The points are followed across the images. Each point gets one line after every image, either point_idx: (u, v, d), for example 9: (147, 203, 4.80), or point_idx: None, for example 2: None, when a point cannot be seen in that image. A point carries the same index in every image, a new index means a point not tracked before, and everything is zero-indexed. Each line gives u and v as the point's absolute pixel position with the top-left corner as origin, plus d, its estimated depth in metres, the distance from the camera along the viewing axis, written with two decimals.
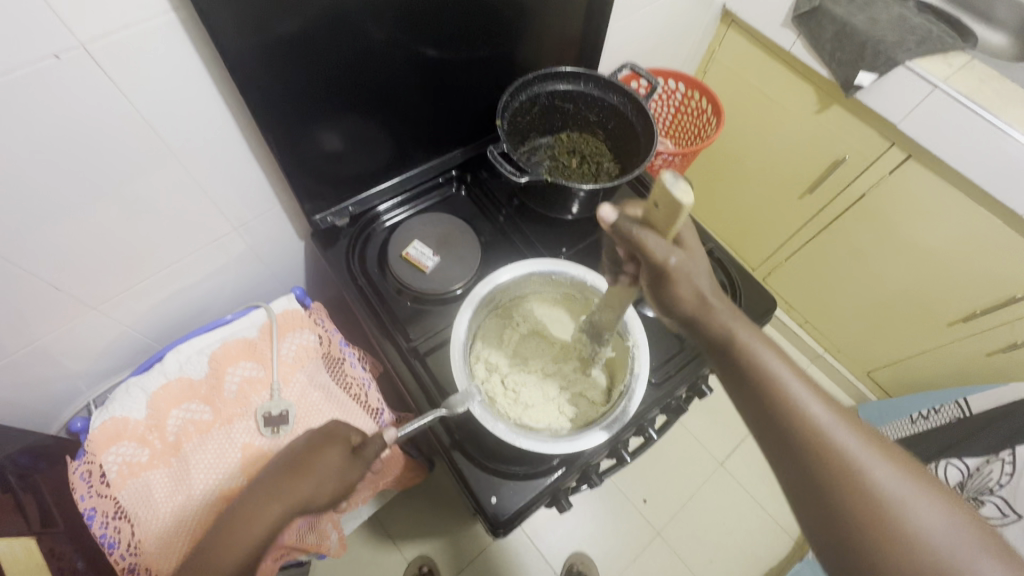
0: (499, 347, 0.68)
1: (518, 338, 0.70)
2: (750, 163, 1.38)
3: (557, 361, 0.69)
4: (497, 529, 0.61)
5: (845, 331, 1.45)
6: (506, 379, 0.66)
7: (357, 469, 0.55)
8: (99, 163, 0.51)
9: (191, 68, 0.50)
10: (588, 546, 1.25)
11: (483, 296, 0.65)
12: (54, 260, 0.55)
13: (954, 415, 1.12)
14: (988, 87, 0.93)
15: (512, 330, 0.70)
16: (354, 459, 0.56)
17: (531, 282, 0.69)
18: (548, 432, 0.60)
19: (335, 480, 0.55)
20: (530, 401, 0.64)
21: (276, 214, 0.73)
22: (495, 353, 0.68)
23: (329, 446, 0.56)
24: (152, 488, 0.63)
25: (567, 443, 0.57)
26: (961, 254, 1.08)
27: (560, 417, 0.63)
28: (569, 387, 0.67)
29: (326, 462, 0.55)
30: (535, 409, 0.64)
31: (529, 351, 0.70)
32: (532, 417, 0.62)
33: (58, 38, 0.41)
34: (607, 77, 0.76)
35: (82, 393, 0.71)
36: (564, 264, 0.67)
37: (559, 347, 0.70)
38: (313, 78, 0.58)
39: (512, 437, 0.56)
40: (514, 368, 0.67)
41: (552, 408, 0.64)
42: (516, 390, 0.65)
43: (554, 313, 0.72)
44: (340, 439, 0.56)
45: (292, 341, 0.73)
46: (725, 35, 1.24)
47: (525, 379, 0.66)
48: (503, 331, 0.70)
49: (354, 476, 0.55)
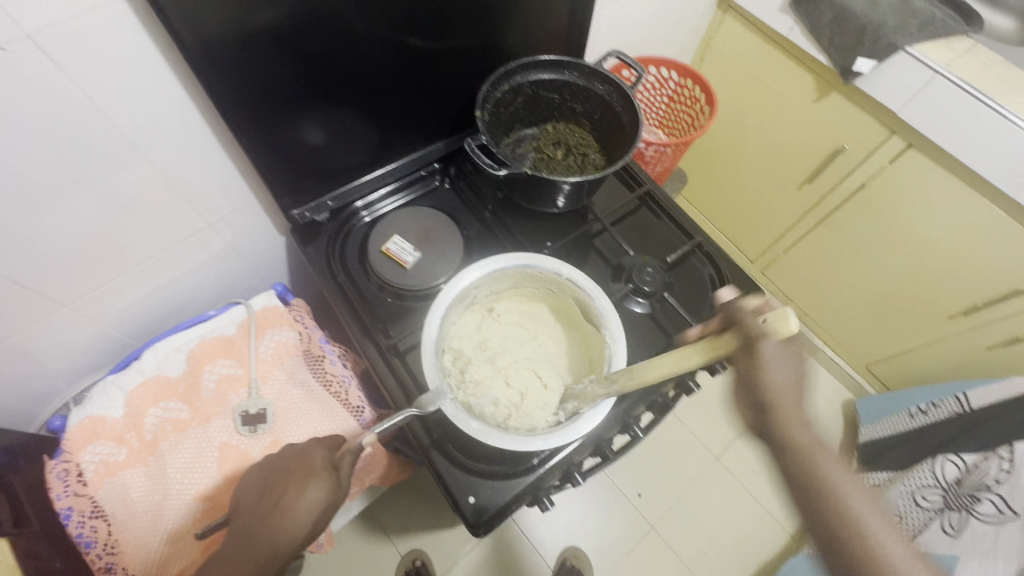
0: (469, 336, 0.67)
1: (494, 331, 0.68)
2: (749, 152, 1.35)
3: (524, 348, 0.67)
4: (477, 528, 0.60)
5: (844, 325, 1.43)
6: (471, 364, 0.63)
7: (343, 494, 0.52)
8: (59, 158, 0.50)
9: (150, 60, 0.49)
10: (582, 541, 1.24)
11: (455, 294, 0.63)
12: (21, 258, 0.54)
13: (953, 411, 1.11)
14: (992, 73, 0.90)
15: (488, 324, 0.68)
16: (339, 486, 0.52)
17: (507, 279, 0.68)
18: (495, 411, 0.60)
19: (324, 514, 0.50)
20: (481, 390, 0.61)
21: (254, 208, 0.72)
22: (465, 341, 0.66)
23: (309, 481, 0.51)
24: (129, 487, 0.63)
25: (515, 443, 0.55)
26: (963, 245, 1.05)
27: (504, 416, 0.60)
28: (524, 380, 0.63)
29: (311, 500, 0.50)
30: (484, 400, 0.61)
31: (504, 336, 0.68)
32: (477, 402, 0.60)
33: (4, 30, 0.39)
34: (592, 66, 0.74)
35: (61, 390, 0.71)
36: (539, 258, 0.66)
37: (530, 347, 0.68)
38: (287, 69, 0.56)
39: (485, 435, 0.55)
40: (479, 355, 0.65)
41: (499, 400, 0.61)
42: (469, 376, 0.62)
43: (532, 310, 0.71)
44: (321, 472, 0.52)
45: (272, 339, 0.72)
46: (722, 21, 1.21)
47: (484, 367, 0.64)
48: (478, 325, 0.68)
49: (340, 503, 0.52)
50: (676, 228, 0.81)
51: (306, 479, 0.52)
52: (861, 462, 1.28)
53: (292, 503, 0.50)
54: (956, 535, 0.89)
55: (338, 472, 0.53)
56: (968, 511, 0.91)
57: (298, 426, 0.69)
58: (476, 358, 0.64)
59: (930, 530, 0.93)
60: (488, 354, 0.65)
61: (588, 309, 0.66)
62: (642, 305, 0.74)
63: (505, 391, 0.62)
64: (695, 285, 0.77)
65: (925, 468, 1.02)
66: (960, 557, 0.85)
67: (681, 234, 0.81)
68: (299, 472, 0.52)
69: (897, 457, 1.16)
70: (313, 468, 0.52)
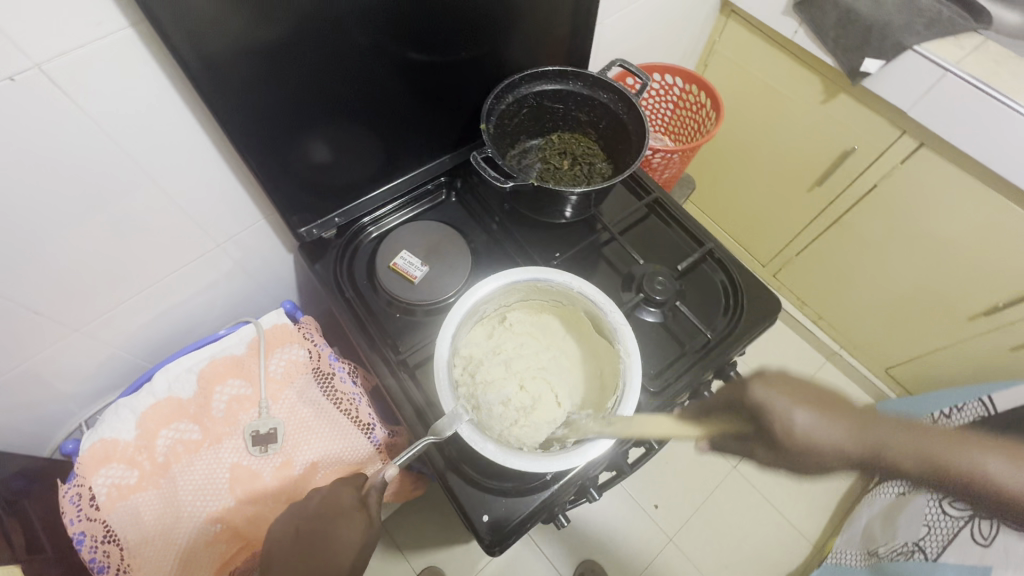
0: (487, 341, 0.66)
1: (514, 341, 0.66)
2: (756, 156, 1.34)
3: (542, 364, 0.66)
4: (492, 548, 0.58)
5: (862, 327, 1.40)
6: (486, 370, 0.62)
7: (376, 533, 0.52)
8: (69, 186, 0.50)
9: (157, 86, 0.49)
10: (599, 555, 1.22)
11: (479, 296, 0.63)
12: (33, 285, 0.54)
13: (978, 414, 1.08)
14: (1003, 68, 0.88)
15: (508, 332, 0.67)
16: (371, 523, 0.52)
17: (527, 292, 0.68)
18: (499, 420, 0.59)
19: (361, 555, 0.50)
20: (491, 390, 0.60)
21: (262, 227, 0.72)
22: (483, 346, 0.65)
23: (341, 521, 0.51)
24: (141, 510, 0.62)
25: (538, 463, 0.54)
26: (983, 245, 1.03)
27: (511, 422, 0.59)
28: (535, 389, 0.62)
29: (347, 542, 0.50)
30: (494, 401, 0.59)
31: (525, 348, 0.66)
32: (483, 407, 0.59)
33: (11, 59, 0.40)
34: (596, 75, 0.74)
35: (74, 414, 0.71)
36: (549, 271, 0.65)
37: (545, 357, 0.66)
38: (290, 88, 0.56)
39: (503, 458, 0.54)
40: (495, 362, 0.64)
41: (505, 410, 0.59)
42: (480, 376, 0.61)
43: (552, 326, 0.69)
44: (351, 512, 0.52)
45: (281, 357, 0.71)
46: (726, 26, 1.21)
47: (495, 368, 0.63)
48: (498, 331, 0.67)
49: (376, 542, 0.52)
50: (686, 236, 0.80)
51: (337, 520, 0.51)
52: (883, 469, 1.25)
53: (324, 544, 0.50)
54: (986, 544, 0.86)
55: (368, 510, 0.53)
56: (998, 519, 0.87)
57: (310, 445, 0.68)
58: (491, 365, 0.63)
59: (960, 538, 0.90)
60: (500, 357, 0.64)
61: (599, 321, 0.65)
62: (654, 314, 0.73)
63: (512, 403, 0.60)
64: (708, 294, 0.76)
65: None
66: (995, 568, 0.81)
67: (692, 242, 0.80)
68: (328, 513, 0.52)
69: None
70: (343, 509, 0.52)
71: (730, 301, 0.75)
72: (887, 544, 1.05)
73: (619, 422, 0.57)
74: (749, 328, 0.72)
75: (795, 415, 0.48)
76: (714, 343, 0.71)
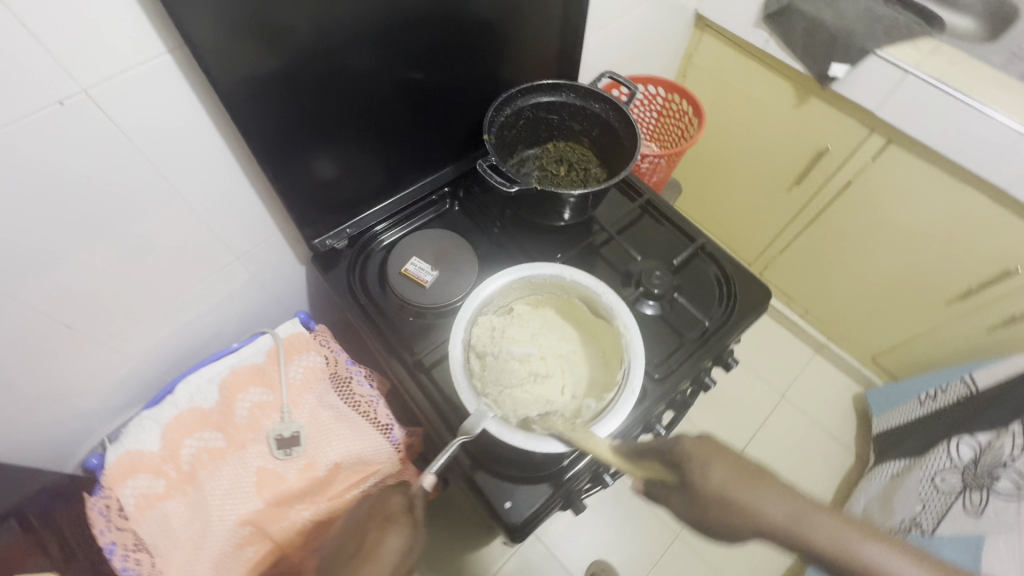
0: (516, 314, 0.68)
1: (539, 325, 0.69)
2: (736, 160, 1.41)
3: (563, 354, 0.67)
4: (514, 534, 0.61)
5: (846, 318, 1.46)
6: (511, 336, 0.65)
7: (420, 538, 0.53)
8: (103, 203, 0.53)
9: (189, 107, 0.52)
10: (609, 554, 1.24)
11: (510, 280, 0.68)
12: (65, 299, 0.57)
13: (961, 393, 1.15)
14: (958, 69, 0.96)
15: (535, 316, 0.70)
16: (415, 528, 0.53)
17: (544, 288, 0.71)
18: (506, 380, 0.60)
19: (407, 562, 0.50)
20: (514, 348, 0.63)
21: (276, 241, 0.75)
22: (518, 321, 0.68)
23: (390, 527, 0.52)
24: (170, 518, 0.63)
25: (549, 444, 0.57)
26: (951, 234, 1.10)
27: (519, 380, 0.61)
28: (550, 366, 0.65)
29: (392, 548, 0.50)
30: (515, 353, 0.63)
31: (551, 336, 0.68)
32: (495, 361, 0.62)
33: (62, 85, 0.43)
34: (587, 87, 0.79)
35: (95, 429, 0.72)
36: (544, 266, 0.69)
37: (564, 346, 0.68)
38: (305, 106, 0.60)
39: (536, 444, 0.57)
40: (522, 331, 0.66)
41: (519, 370, 0.61)
42: (507, 332, 0.65)
43: (572, 324, 0.71)
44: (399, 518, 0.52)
45: (300, 364, 0.74)
46: (701, 39, 1.28)
47: (523, 331, 0.66)
48: (526, 310, 0.70)
49: (420, 546, 0.53)
50: (678, 233, 0.85)
51: (385, 527, 0.52)
52: (878, 453, 1.30)
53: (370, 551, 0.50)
54: (978, 514, 0.91)
55: (412, 514, 0.53)
56: (988, 489, 0.93)
57: (331, 447, 0.70)
58: (517, 334, 0.65)
59: (952, 512, 0.94)
60: (528, 326, 0.68)
61: (595, 304, 0.69)
62: (653, 308, 0.77)
63: (525, 368, 0.62)
64: (702, 286, 0.81)
65: (942, 452, 1.05)
66: (987, 535, 0.86)
67: (684, 238, 0.85)
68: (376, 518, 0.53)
69: (912, 443, 1.19)
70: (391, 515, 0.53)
71: (724, 291, 0.80)
72: (886, 522, 1.07)
73: (580, 433, 0.57)
74: (742, 315, 0.77)
75: (715, 472, 0.44)
76: (709, 332, 0.76)
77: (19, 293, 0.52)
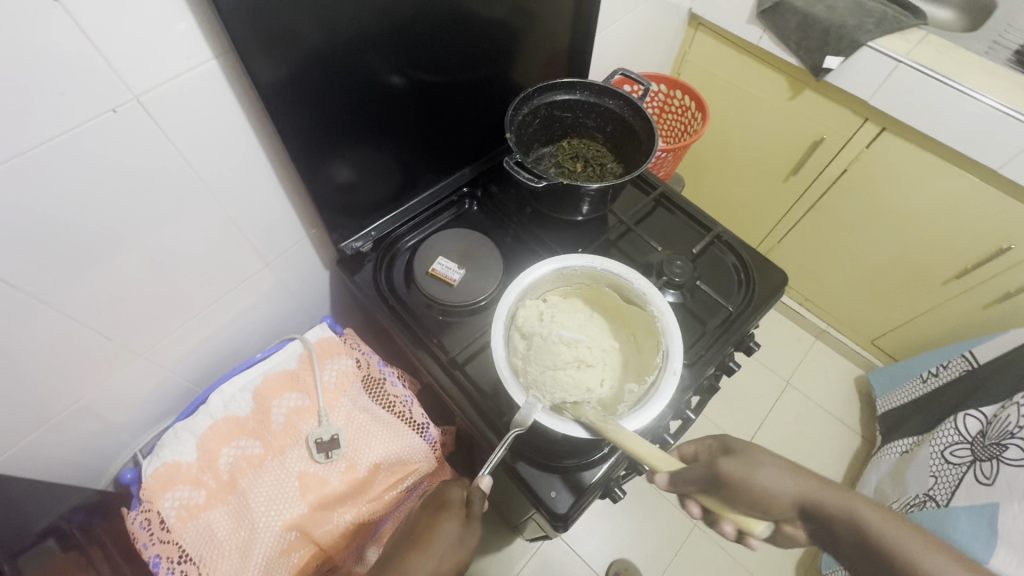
0: (560, 305, 0.71)
1: (582, 318, 0.71)
2: (732, 153, 1.44)
3: (606, 346, 0.69)
4: (558, 523, 0.62)
5: (845, 303, 1.50)
6: (556, 323, 0.68)
7: (474, 530, 0.57)
8: (146, 212, 0.53)
9: (230, 112, 0.53)
10: (630, 547, 1.25)
11: (551, 269, 0.69)
12: (107, 310, 0.57)
13: (963, 368, 1.19)
14: (946, 57, 1.00)
15: (578, 310, 0.72)
16: (469, 521, 0.57)
17: (581, 283, 0.73)
18: (550, 362, 0.63)
19: (460, 551, 0.55)
20: (561, 334, 0.66)
21: (302, 246, 0.76)
22: (562, 312, 0.70)
23: (443, 517, 0.56)
24: (213, 527, 0.63)
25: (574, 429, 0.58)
26: (945, 217, 1.14)
27: (563, 363, 0.64)
28: (593, 356, 0.67)
29: (447, 532, 0.55)
30: (562, 337, 0.66)
31: (594, 329, 0.71)
32: (543, 342, 0.65)
33: (117, 93, 0.44)
34: (600, 84, 0.81)
35: (128, 444, 0.72)
36: (574, 257, 0.70)
37: (609, 340, 0.70)
38: (335, 110, 0.61)
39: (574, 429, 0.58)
40: (565, 319, 0.69)
41: (564, 353, 0.65)
42: (555, 319, 0.68)
43: (612, 320, 0.72)
44: (452, 509, 0.56)
45: (332, 367, 0.74)
46: (695, 36, 1.31)
47: (571, 320, 0.70)
48: (569, 302, 0.72)
49: (471, 540, 0.56)
50: (694, 223, 0.87)
51: (442, 518, 0.56)
52: (885, 433, 1.34)
53: (427, 532, 0.55)
54: (990, 483, 0.93)
55: (467, 509, 0.58)
56: (998, 459, 0.95)
57: (369, 448, 0.70)
58: (563, 323, 0.69)
59: (965, 482, 0.98)
60: (575, 316, 0.71)
61: (626, 291, 0.70)
62: (675, 296, 0.78)
63: (568, 353, 0.65)
64: (721, 273, 0.83)
65: (949, 426, 1.08)
66: (1001, 503, 0.89)
67: (700, 228, 0.87)
68: (430, 508, 0.57)
69: (919, 420, 1.23)
70: (446, 504, 0.57)
71: (742, 277, 0.82)
72: (900, 499, 1.11)
73: (612, 425, 0.56)
74: (762, 300, 0.79)
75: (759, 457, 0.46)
76: (732, 317, 0.77)
77: (63, 305, 0.52)
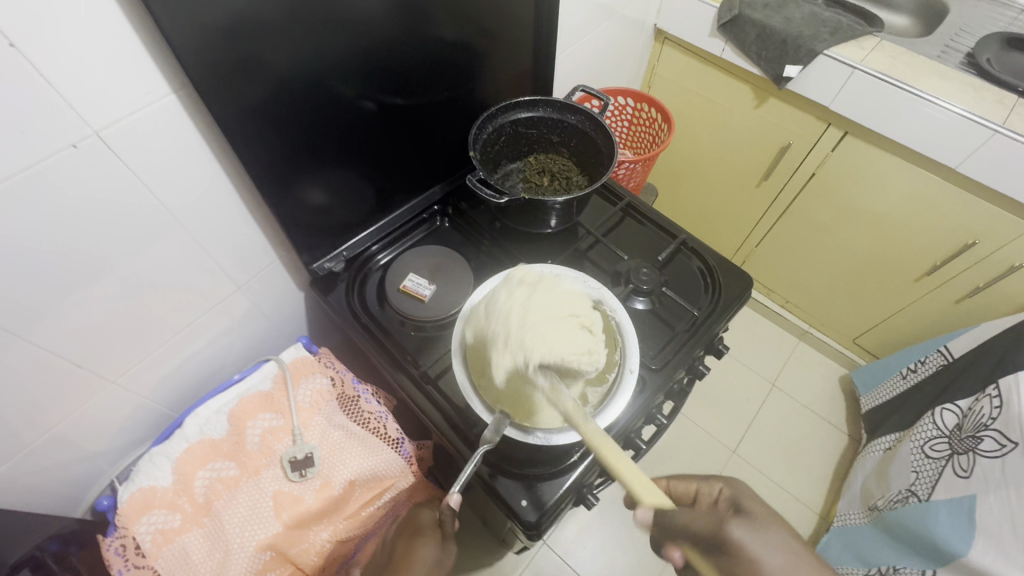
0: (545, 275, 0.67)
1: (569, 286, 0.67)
2: (705, 161, 1.47)
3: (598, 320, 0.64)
4: (531, 532, 0.63)
5: (823, 304, 1.53)
6: (554, 281, 0.64)
7: (450, 549, 0.58)
8: (112, 242, 0.54)
9: (192, 141, 0.55)
10: (622, 557, 1.24)
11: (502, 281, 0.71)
12: (77, 339, 0.58)
13: (940, 363, 1.21)
14: (900, 61, 1.03)
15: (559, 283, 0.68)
16: (444, 541, 0.58)
17: None
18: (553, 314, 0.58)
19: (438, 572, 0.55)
20: (562, 287, 0.63)
21: (274, 268, 0.77)
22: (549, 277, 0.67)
23: (420, 538, 0.57)
24: (188, 551, 0.64)
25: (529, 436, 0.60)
26: (912, 215, 1.17)
27: (564, 317, 0.59)
28: (596, 316, 0.62)
29: (423, 558, 0.55)
30: (565, 293, 0.62)
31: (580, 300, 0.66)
32: (548, 293, 0.61)
33: (76, 129, 0.46)
34: (562, 101, 0.84)
35: (104, 471, 0.72)
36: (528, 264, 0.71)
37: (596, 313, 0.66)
38: (302, 137, 0.63)
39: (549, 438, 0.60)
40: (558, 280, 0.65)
41: (570, 307, 0.60)
42: (551, 278, 0.65)
43: None
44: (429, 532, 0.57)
45: (306, 387, 0.75)
46: (662, 51, 1.35)
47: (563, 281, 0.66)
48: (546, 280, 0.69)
49: (450, 560, 0.57)
50: (660, 231, 0.90)
51: (418, 540, 0.57)
52: (869, 431, 1.35)
53: (404, 558, 0.55)
54: (967, 476, 0.94)
55: (441, 528, 0.59)
56: (974, 452, 0.96)
57: (344, 465, 0.72)
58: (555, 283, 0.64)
59: (944, 476, 0.98)
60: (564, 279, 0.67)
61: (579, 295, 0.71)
62: (643, 303, 0.80)
63: (570, 309, 0.60)
64: (687, 278, 0.85)
65: (928, 422, 1.09)
66: (978, 495, 0.90)
67: (666, 235, 0.89)
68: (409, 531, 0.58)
69: (901, 416, 1.24)
70: (423, 526, 0.59)
71: (708, 282, 0.84)
72: (885, 496, 1.12)
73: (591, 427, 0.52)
74: (729, 302, 0.80)
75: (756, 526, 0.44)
76: (699, 321, 0.79)
77: (33, 337, 0.53)
